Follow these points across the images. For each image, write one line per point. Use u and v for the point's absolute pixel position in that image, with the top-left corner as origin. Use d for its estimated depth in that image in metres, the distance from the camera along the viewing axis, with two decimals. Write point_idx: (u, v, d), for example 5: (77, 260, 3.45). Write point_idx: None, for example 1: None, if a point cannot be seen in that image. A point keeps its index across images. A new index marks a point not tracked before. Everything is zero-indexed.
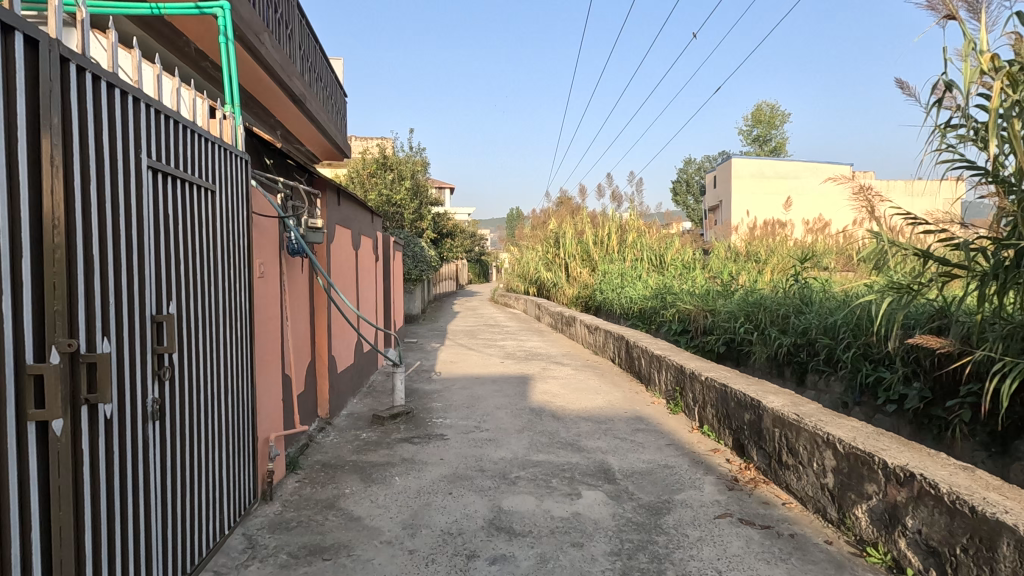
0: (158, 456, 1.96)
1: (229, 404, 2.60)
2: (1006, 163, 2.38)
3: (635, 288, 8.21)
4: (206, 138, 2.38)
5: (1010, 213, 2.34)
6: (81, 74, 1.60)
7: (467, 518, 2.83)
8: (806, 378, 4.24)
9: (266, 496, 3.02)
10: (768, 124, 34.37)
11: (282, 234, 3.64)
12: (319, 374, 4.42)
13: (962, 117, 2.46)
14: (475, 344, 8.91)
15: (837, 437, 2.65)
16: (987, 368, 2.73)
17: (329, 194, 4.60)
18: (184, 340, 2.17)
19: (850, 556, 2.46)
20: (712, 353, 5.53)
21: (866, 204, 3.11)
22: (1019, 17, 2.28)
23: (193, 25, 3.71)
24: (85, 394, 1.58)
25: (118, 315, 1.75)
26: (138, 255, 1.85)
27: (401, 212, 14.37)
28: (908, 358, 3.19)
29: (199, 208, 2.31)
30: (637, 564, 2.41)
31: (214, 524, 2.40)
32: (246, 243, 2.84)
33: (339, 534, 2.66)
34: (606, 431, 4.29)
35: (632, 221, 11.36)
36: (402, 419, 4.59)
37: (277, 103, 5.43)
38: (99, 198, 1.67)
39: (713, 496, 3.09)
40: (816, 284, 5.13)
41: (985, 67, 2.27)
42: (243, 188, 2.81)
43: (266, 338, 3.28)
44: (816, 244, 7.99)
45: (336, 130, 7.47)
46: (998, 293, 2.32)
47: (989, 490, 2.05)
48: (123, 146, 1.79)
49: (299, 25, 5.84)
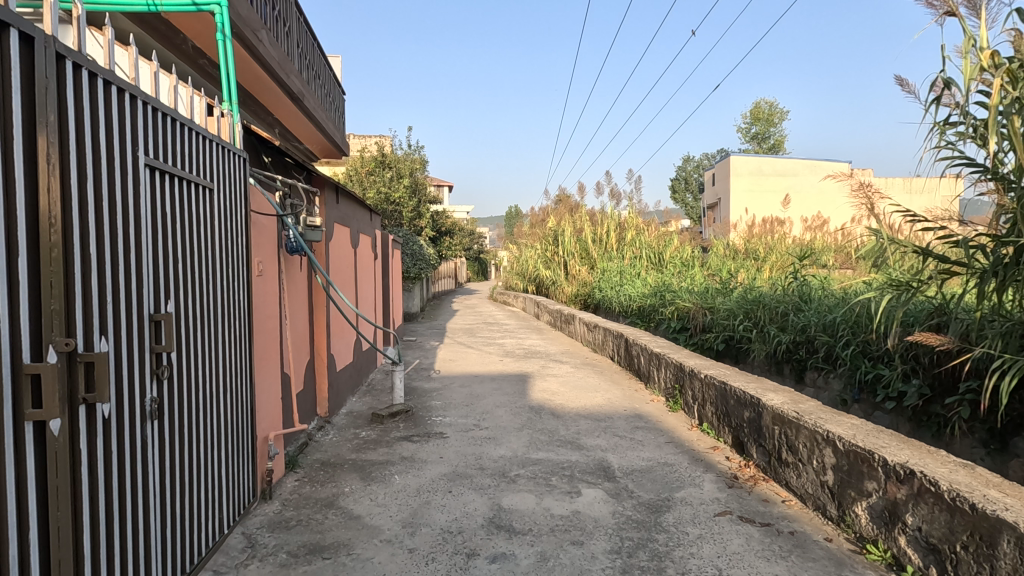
0: (157, 456, 1.96)
1: (228, 404, 2.59)
2: (1005, 160, 2.37)
3: (633, 286, 8.22)
4: (203, 135, 2.36)
5: (1010, 211, 2.33)
6: (77, 71, 1.59)
7: (467, 517, 2.83)
8: (805, 375, 4.24)
9: (266, 495, 3.01)
10: (767, 123, 34.31)
11: (280, 232, 3.63)
12: (319, 372, 4.42)
13: (961, 114, 2.45)
14: (474, 343, 8.89)
15: (837, 435, 2.65)
16: (987, 365, 2.73)
17: (328, 192, 4.59)
18: (183, 339, 2.16)
19: (849, 553, 2.46)
20: (711, 350, 5.53)
21: (865, 202, 3.11)
22: (1019, 13, 2.27)
23: (190, 23, 3.69)
24: (82, 394, 1.57)
25: (117, 314, 1.74)
26: (135, 253, 1.84)
27: (400, 210, 14.35)
28: (908, 355, 3.19)
29: (198, 206, 2.30)
30: (637, 562, 2.41)
31: (214, 523, 2.40)
32: (245, 241, 2.83)
33: (339, 533, 2.66)
34: (605, 429, 4.28)
35: (632, 219, 11.34)
36: (401, 417, 4.58)
37: (275, 100, 5.41)
38: (97, 196, 1.66)
39: (713, 494, 3.09)
40: (815, 281, 5.13)
41: (985, 64, 2.26)
42: (241, 186, 2.80)
43: (265, 337, 3.27)
44: (815, 241, 8.00)
45: (335, 128, 7.45)
46: (998, 290, 2.32)
47: (989, 487, 2.05)
48: (120, 144, 1.78)
49: (297, 22, 5.81)
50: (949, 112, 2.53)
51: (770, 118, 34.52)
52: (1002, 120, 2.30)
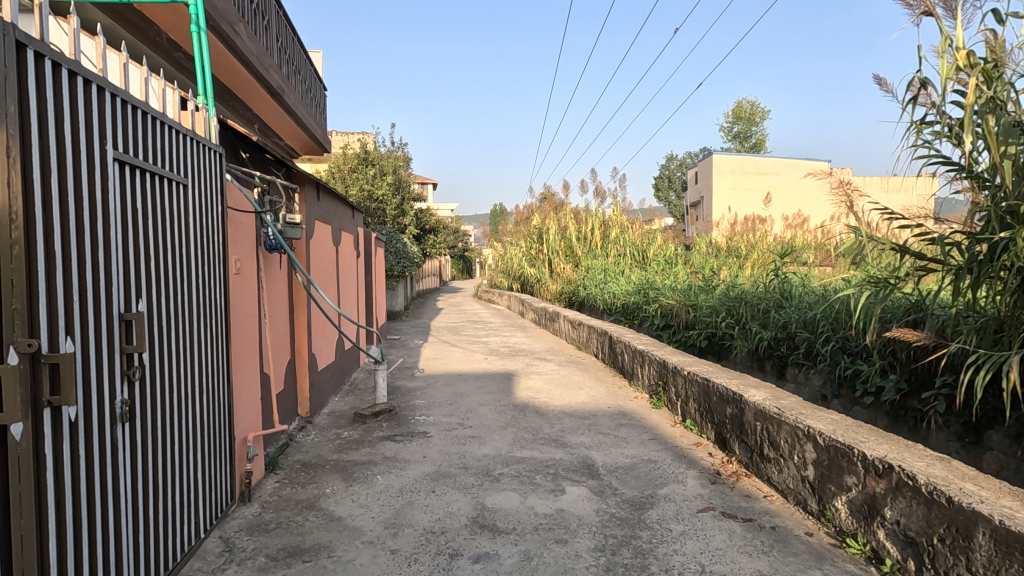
0: (128, 461, 1.89)
1: (203, 402, 2.52)
2: (980, 158, 2.40)
3: (617, 284, 8.22)
4: (176, 129, 2.29)
5: (984, 209, 2.36)
6: (40, 60, 1.52)
7: (450, 517, 2.80)
8: (786, 371, 4.28)
9: (244, 497, 2.96)
10: (750, 121, 34.80)
11: (259, 229, 3.56)
12: (299, 372, 4.34)
13: (937, 114, 2.48)
14: (459, 341, 8.81)
15: (818, 430, 2.68)
16: (963, 360, 2.77)
17: (308, 188, 4.51)
18: (156, 340, 2.10)
19: (830, 548, 2.49)
20: (694, 347, 5.57)
21: (845, 199, 3.15)
22: (994, 14, 2.30)
23: (163, 13, 3.59)
24: (47, 396, 1.51)
25: (84, 314, 1.68)
26: (103, 250, 1.77)
27: (383, 208, 14.24)
28: (886, 351, 3.23)
29: (172, 203, 2.24)
30: (621, 560, 2.41)
31: (190, 527, 2.33)
32: (221, 238, 2.77)
33: (319, 535, 2.61)
34: (589, 427, 4.29)
35: (616, 216, 11.44)
36: (384, 417, 4.54)
37: (253, 95, 5.32)
38: (61, 189, 1.59)
39: (696, 490, 3.10)
40: (795, 279, 5.18)
41: (961, 63, 2.29)
42: (217, 183, 2.72)
43: (242, 334, 3.18)
44: (794, 239, 8.13)
45: (316, 124, 7.32)
46: (973, 286, 2.35)
47: (965, 480, 2.08)
48: (88, 136, 1.71)
49: (277, 15, 5.71)
50: (926, 111, 2.55)
51: (752, 116, 35.05)
52: (977, 119, 2.32)
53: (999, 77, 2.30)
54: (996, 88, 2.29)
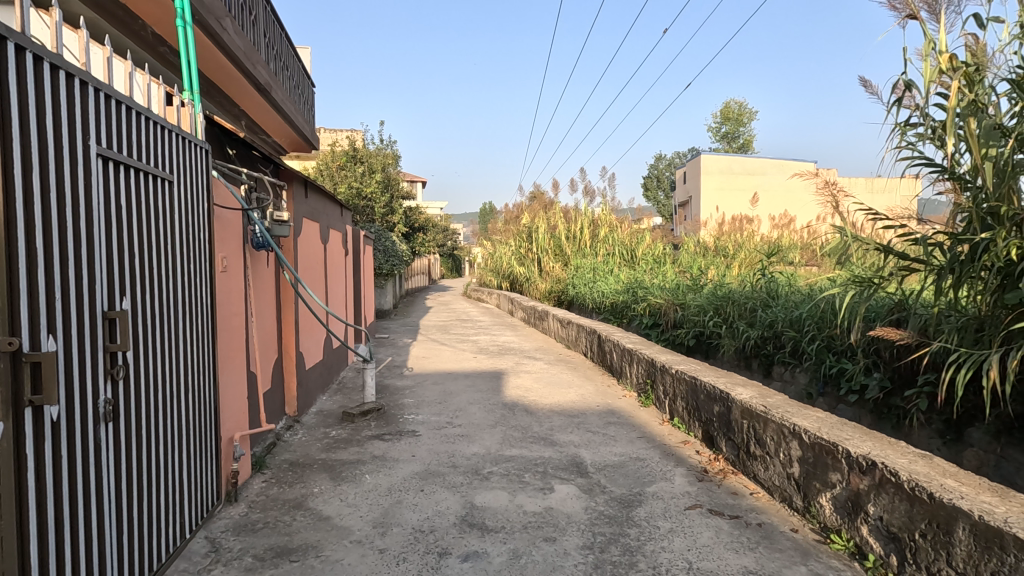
0: (112, 460, 1.86)
1: (189, 400, 2.49)
2: (962, 160, 2.44)
3: (606, 282, 8.24)
4: (161, 125, 2.26)
5: (965, 209, 2.40)
6: (20, 53, 1.49)
7: (439, 516, 2.79)
8: (773, 370, 4.33)
9: (231, 497, 2.93)
10: (739, 121, 35.13)
11: (245, 227, 3.52)
12: (287, 371, 4.30)
13: (920, 116, 2.51)
14: (448, 340, 8.79)
15: (803, 428, 2.71)
16: (944, 358, 2.82)
17: (296, 186, 4.46)
18: (140, 338, 2.07)
19: (815, 543, 2.52)
20: (682, 345, 5.61)
21: (830, 199, 3.19)
22: (976, 19, 2.34)
23: (148, 7, 3.55)
24: (28, 396, 1.49)
25: (66, 312, 1.65)
26: (87, 247, 1.74)
27: (372, 206, 14.16)
28: (869, 349, 3.28)
29: (156, 200, 2.21)
30: (609, 558, 2.42)
31: (175, 527, 2.30)
32: (207, 236, 2.73)
33: (307, 535, 2.60)
34: (578, 425, 4.30)
35: (605, 215, 11.47)
36: (372, 416, 4.51)
37: (240, 91, 5.26)
38: (42, 185, 1.57)
39: (684, 488, 3.13)
40: (781, 278, 5.24)
41: (944, 67, 2.33)
42: (203, 181, 2.69)
43: (229, 332, 3.15)
44: (781, 239, 8.21)
45: (304, 121, 7.26)
46: (954, 286, 2.39)
47: (946, 476, 2.12)
48: (70, 131, 1.68)
49: (264, 10, 5.65)
50: (910, 113, 2.59)
51: (741, 117, 35.36)
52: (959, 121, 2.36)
53: (980, 81, 2.35)
54: (977, 91, 2.33)
